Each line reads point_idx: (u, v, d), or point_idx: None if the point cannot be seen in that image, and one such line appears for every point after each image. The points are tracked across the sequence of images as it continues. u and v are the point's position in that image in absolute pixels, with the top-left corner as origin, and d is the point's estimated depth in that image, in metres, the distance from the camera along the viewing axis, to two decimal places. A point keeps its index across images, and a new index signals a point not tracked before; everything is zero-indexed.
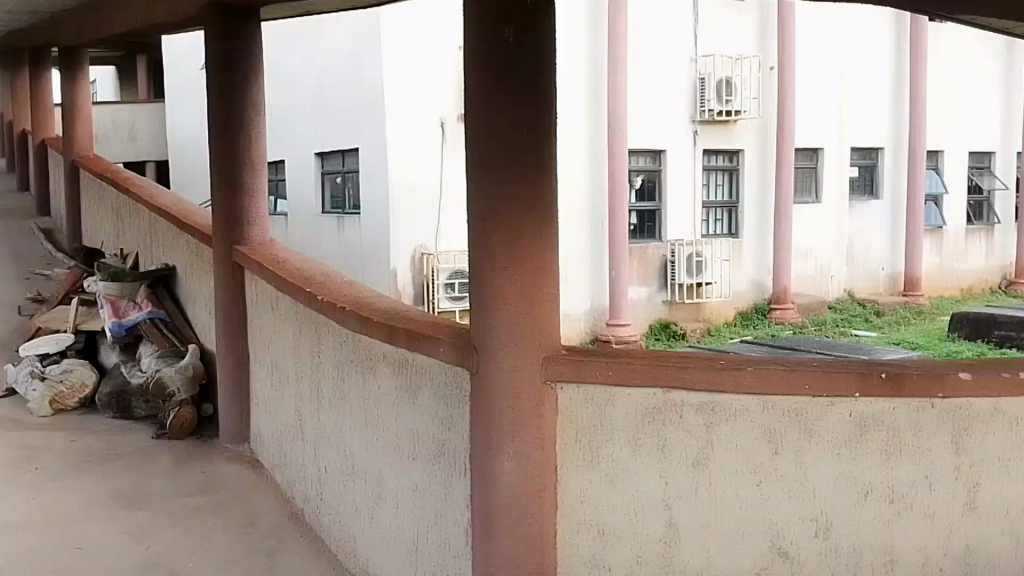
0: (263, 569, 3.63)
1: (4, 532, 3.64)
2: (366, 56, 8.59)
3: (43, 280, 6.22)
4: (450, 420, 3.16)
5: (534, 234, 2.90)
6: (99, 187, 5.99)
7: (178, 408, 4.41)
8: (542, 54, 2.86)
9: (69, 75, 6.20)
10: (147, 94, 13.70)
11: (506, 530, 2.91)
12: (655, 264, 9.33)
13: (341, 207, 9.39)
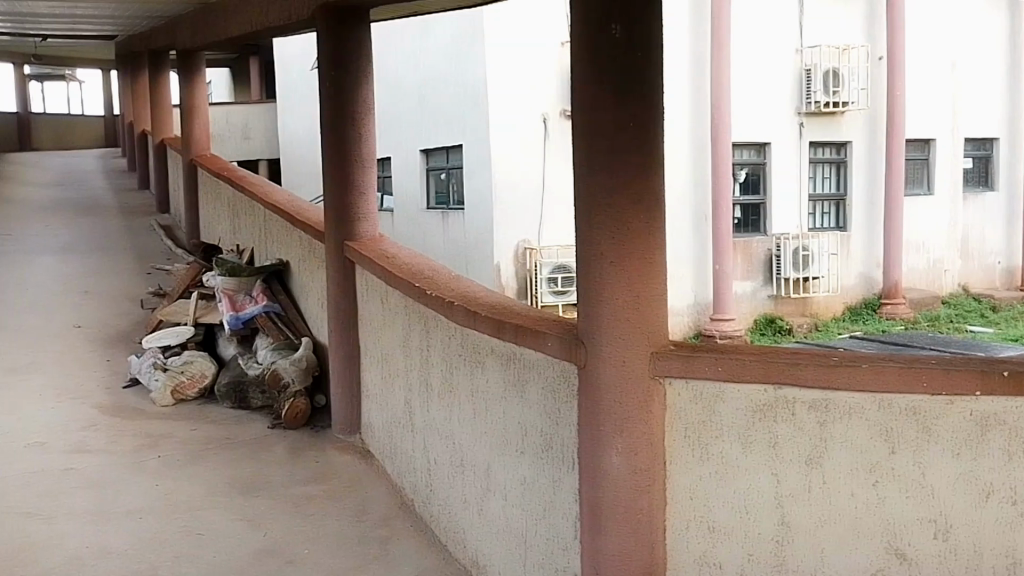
0: (376, 558, 3.69)
1: (132, 517, 3.80)
2: (468, 53, 8.71)
3: (162, 274, 6.53)
4: (558, 415, 3.04)
5: (642, 230, 2.71)
6: (216, 185, 6.31)
7: (292, 399, 4.53)
8: (650, 48, 2.68)
9: (187, 76, 6.51)
10: (260, 94, 14.58)
11: (616, 525, 2.74)
12: (760, 258, 9.13)
13: (445, 202, 9.59)
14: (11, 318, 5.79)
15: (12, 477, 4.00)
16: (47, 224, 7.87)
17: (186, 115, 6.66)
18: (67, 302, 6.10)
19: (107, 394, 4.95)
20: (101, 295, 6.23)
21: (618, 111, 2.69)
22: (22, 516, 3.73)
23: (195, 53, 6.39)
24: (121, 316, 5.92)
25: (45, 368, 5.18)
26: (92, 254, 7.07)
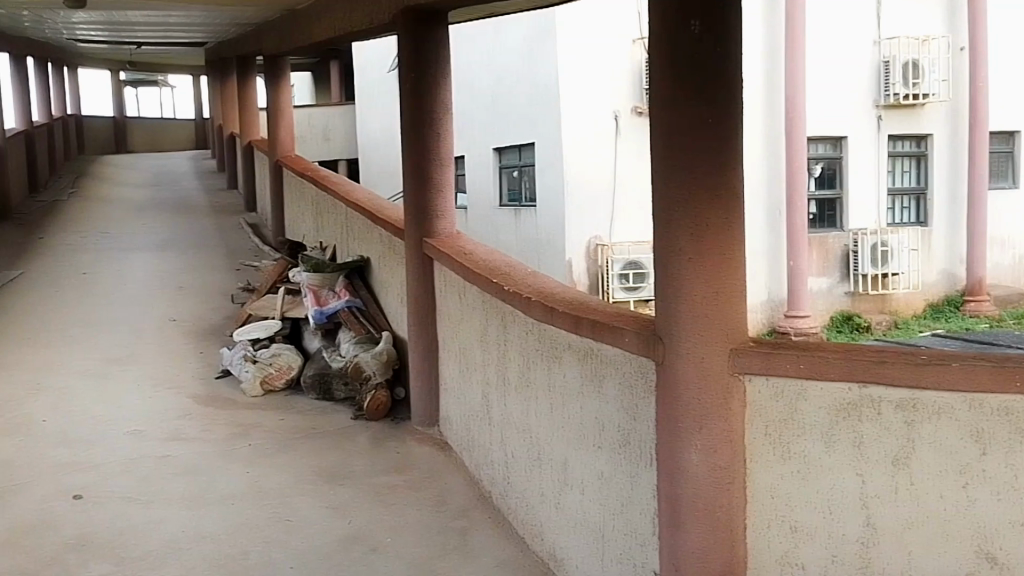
0: (457, 548, 3.76)
1: (224, 501, 3.97)
2: (541, 52, 8.78)
3: (252, 271, 7.05)
4: (636, 410, 2.95)
5: (721, 224, 2.55)
6: (302, 186, 6.66)
7: (374, 391, 4.70)
8: (729, 41, 2.51)
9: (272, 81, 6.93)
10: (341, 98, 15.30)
11: (696, 523, 2.59)
12: (836, 255, 8.84)
13: (517, 200, 9.71)
14: (112, 312, 6.19)
15: (116, 461, 4.25)
16: (142, 225, 8.49)
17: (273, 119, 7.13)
18: (162, 297, 6.49)
19: (200, 383, 5.20)
20: (194, 291, 6.61)
21: (697, 97, 2.52)
22: (124, 498, 3.95)
23: (281, 59, 6.76)
24: (213, 310, 6.26)
25: (143, 358, 5.49)
26: (185, 254, 7.53)
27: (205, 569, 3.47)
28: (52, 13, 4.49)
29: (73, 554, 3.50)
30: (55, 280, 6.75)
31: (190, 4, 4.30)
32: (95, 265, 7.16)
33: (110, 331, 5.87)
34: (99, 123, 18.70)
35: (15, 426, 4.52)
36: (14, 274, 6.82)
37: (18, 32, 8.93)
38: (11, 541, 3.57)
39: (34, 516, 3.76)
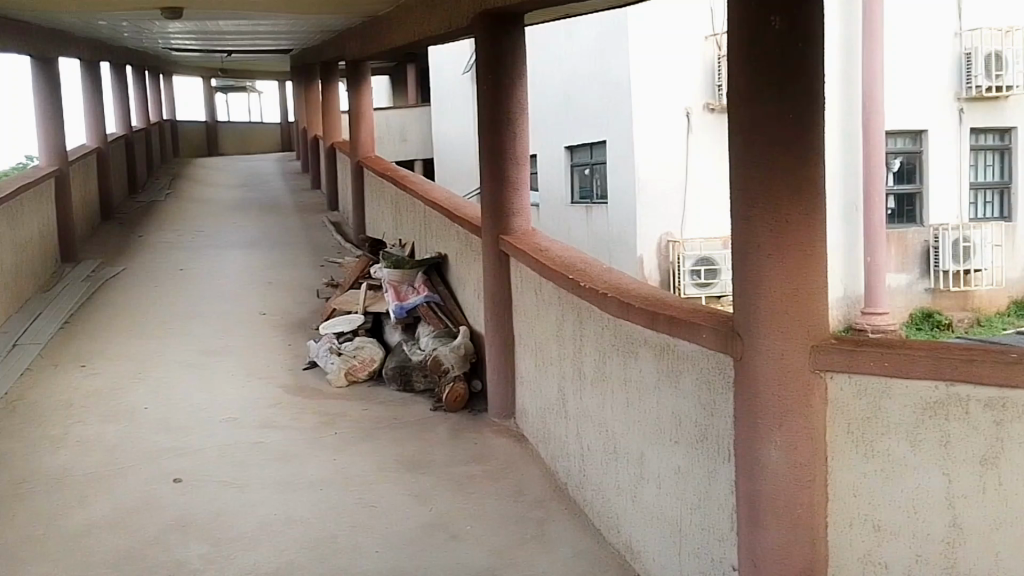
0: (534, 538, 3.84)
1: (313, 487, 4.16)
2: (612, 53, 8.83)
3: (335, 267, 7.35)
4: (714, 406, 2.92)
5: (801, 221, 2.49)
6: (381, 186, 6.94)
7: (452, 383, 4.84)
8: (811, 34, 2.43)
9: (355, 85, 7.26)
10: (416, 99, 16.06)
11: (775, 520, 2.55)
12: (916, 251, 8.55)
13: (589, 197, 9.78)
14: (205, 305, 6.55)
15: (212, 446, 4.50)
16: (224, 224, 8.96)
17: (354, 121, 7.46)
18: (252, 292, 6.83)
19: (289, 374, 5.44)
20: (279, 285, 6.94)
21: (776, 88, 2.46)
22: (219, 482, 4.17)
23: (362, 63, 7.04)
24: (300, 304, 6.55)
25: (236, 349, 5.79)
26: (270, 250, 7.92)
27: (296, 551, 3.65)
28: (149, 24, 4.77)
29: (174, 534, 3.74)
30: (154, 275, 7.20)
31: (281, 13, 4.54)
32: (191, 261, 7.60)
33: (203, 323, 6.21)
34: (193, 129, 19.81)
35: (121, 412, 4.85)
36: (118, 269, 7.31)
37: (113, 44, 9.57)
38: (122, 519, 3.84)
39: (141, 496, 4.03)
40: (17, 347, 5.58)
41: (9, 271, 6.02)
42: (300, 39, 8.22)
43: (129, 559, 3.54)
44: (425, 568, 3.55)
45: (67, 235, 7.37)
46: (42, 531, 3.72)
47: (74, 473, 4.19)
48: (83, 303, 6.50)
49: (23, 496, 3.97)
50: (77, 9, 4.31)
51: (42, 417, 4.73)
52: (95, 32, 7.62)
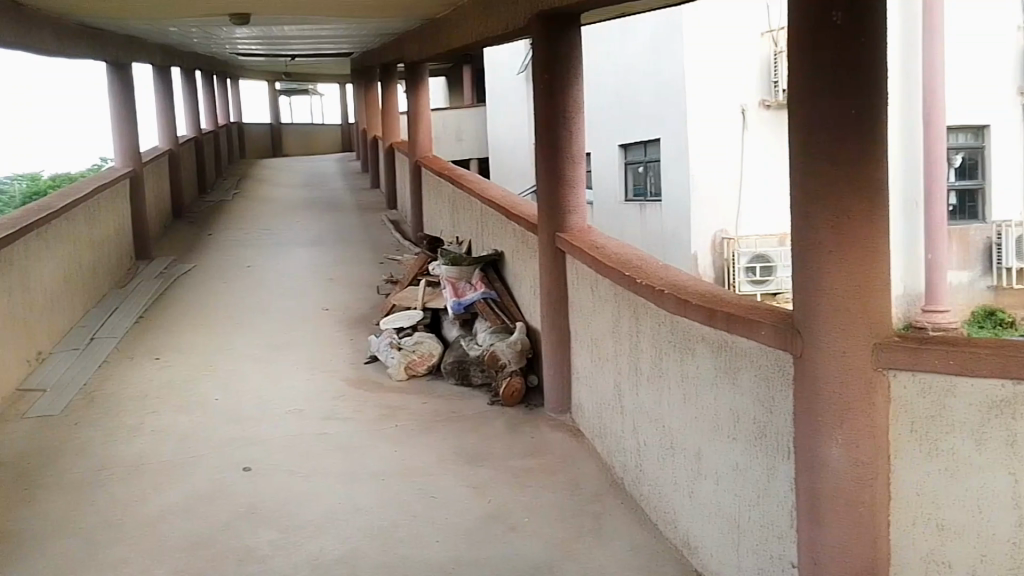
0: (591, 531, 3.89)
1: (374, 477, 4.28)
2: (666, 52, 9.01)
3: (394, 264, 7.62)
4: (773, 402, 2.86)
5: (863, 218, 2.42)
6: (438, 186, 7.17)
7: (509, 378, 4.95)
8: (874, 28, 2.35)
9: (414, 87, 7.47)
10: (474, 100, 17.10)
11: (836, 519, 2.52)
12: (978, 247, 8.32)
13: (643, 194, 9.96)
14: (270, 301, 6.82)
15: (278, 437, 4.67)
16: (281, 224, 9.31)
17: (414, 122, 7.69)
18: (314, 289, 7.08)
19: (351, 368, 5.63)
20: (340, 283, 7.21)
21: (837, 80, 2.38)
22: (285, 471, 4.32)
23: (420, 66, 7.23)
24: (362, 301, 6.78)
25: (300, 343, 6.02)
26: (329, 249, 8.23)
27: (359, 539, 3.76)
28: (216, 30, 4.95)
29: (243, 522, 3.88)
30: (221, 272, 7.53)
31: (344, 18, 4.70)
32: (257, 259, 7.93)
33: (268, 319, 6.46)
34: (258, 131, 20.75)
35: (193, 403, 5.07)
36: (189, 266, 7.65)
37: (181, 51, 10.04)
38: (194, 505, 4.01)
39: (212, 483, 4.20)
40: (96, 340, 5.89)
41: (87, 268, 6.36)
42: (359, 43, 8.46)
43: (201, 544, 3.69)
44: (484, 558, 3.63)
45: (142, 234, 7.77)
46: (120, 516, 3.91)
47: (149, 460, 4.40)
48: (156, 299, 6.83)
49: (104, 481, 4.19)
50: (146, 17, 4.50)
51: (120, 407, 4.98)
52: (163, 39, 7.97)
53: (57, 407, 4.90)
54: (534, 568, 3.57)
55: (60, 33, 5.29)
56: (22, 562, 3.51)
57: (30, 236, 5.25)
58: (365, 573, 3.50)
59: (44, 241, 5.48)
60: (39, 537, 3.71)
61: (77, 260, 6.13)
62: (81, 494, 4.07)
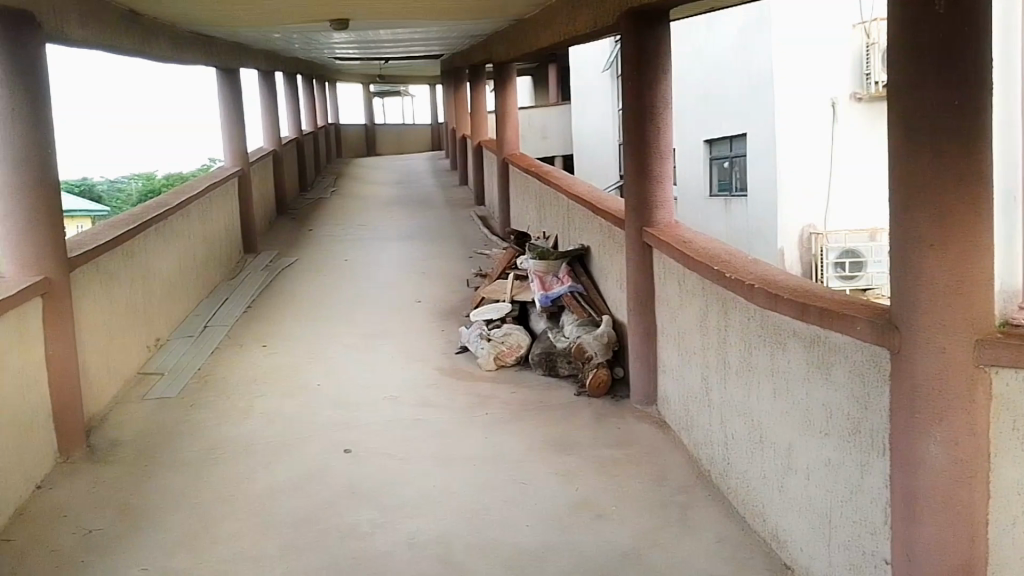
0: (679, 522, 3.94)
1: (466, 462, 4.47)
2: (754, 49, 9.86)
3: (482, 258, 8.08)
4: (869, 399, 2.81)
5: (968, 212, 2.38)
6: (526, 182, 7.56)
7: (596, 369, 5.10)
8: (980, 16, 2.30)
9: (501, 86, 8.12)
10: (558, 97, 18.66)
11: (935, 515, 2.51)
12: None
13: (728, 189, 11.01)
14: (365, 294, 7.24)
15: (374, 422, 4.91)
16: (368, 222, 9.89)
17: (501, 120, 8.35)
18: (407, 282, 7.51)
19: (443, 357, 5.90)
20: (432, 277, 7.63)
21: (941, 67, 2.35)
22: (383, 455, 4.55)
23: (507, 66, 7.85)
24: (453, 294, 7.13)
25: (395, 333, 6.36)
26: (419, 244, 8.73)
27: (454, 521, 3.93)
28: (314, 36, 5.23)
29: (345, 501, 4.11)
30: (320, 265, 8.07)
31: (437, 20, 4.90)
32: (353, 253, 8.47)
33: (363, 310, 6.86)
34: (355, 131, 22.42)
35: (298, 387, 5.41)
36: (291, 261, 8.23)
37: (286, 57, 10.79)
38: (299, 484, 4.27)
39: (316, 463, 4.47)
40: (208, 328, 6.41)
41: (200, 262, 6.95)
42: (449, 44, 8.85)
43: (307, 520, 3.94)
44: (573, 544, 3.74)
45: (248, 229, 8.41)
46: (232, 491, 4.20)
47: (258, 440, 4.71)
48: (263, 290, 7.39)
49: (218, 458, 4.52)
50: (244, 24, 4.81)
51: (231, 390, 5.38)
52: (266, 45, 8.52)
53: (174, 391, 5.35)
54: (623, 555, 3.66)
55: (155, 35, 5.69)
56: (148, 532, 3.84)
57: (150, 232, 5.80)
58: (461, 553, 3.67)
59: (161, 236, 6.04)
60: (163, 508, 4.06)
61: (190, 254, 6.71)
62: (199, 470, 4.40)
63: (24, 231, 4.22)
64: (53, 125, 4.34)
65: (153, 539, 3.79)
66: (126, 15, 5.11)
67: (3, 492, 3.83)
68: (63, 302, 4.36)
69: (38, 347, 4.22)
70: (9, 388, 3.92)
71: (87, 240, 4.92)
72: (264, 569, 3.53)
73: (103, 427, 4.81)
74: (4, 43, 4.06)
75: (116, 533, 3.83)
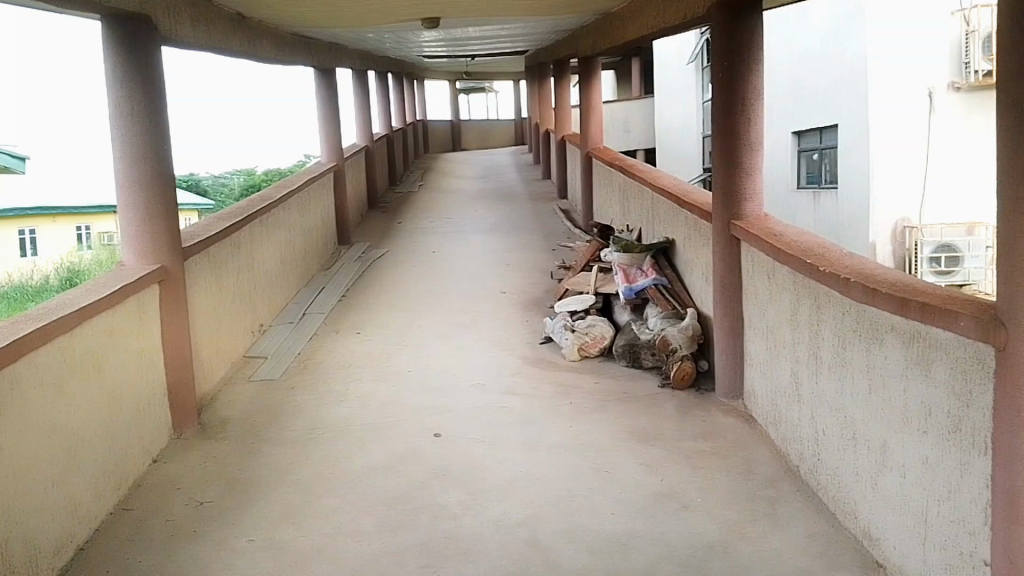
0: (766, 515, 3.90)
1: (552, 450, 4.58)
2: (846, 38, 9.90)
3: (565, 251, 8.41)
4: (969, 396, 2.71)
5: None
6: (612, 177, 7.81)
7: (680, 361, 5.18)
8: None
9: (586, 80, 8.53)
10: (640, 91, 19.08)
11: None
12: None
13: (817, 181, 11.00)
14: (450, 287, 7.57)
15: (462, 409, 5.11)
16: (452, 217, 10.36)
17: (584, 113, 8.75)
18: (491, 275, 7.84)
19: (528, 347, 6.12)
20: (517, 269, 7.97)
21: None
22: (471, 440, 4.71)
23: (591, 60, 8.22)
24: (537, 286, 7.41)
25: (482, 324, 6.64)
26: (503, 238, 9.10)
27: (540, 506, 4.02)
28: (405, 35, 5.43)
29: (436, 483, 4.27)
30: (408, 258, 8.51)
31: (528, 19, 5.08)
32: (440, 246, 8.90)
33: (449, 302, 7.17)
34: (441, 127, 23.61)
35: (390, 373, 5.69)
36: (381, 253, 8.75)
37: (379, 57, 11.40)
38: (390, 466, 4.45)
39: (408, 445, 4.67)
40: (306, 316, 6.87)
41: (299, 254, 7.51)
42: (534, 39, 9.13)
43: (399, 499, 4.11)
44: (657, 533, 3.77)
45: (343, 222, 9.02)
46: (329, 470, 4.43)
47: (353, 422, 4.96)
48: (356, 280, 7.88)
49: (316, 438, 4.78)
50: (343, 24, 5.00)
51: (327, 374, 5.71)
52: (359, 45, 8.95)
53: (277, 372, 5.73)
54: (709, 545, 3.66)
55: (259, 37, 6.04)
56: (251, 506, 4.08)
57: (255, 223, 6.29)
58: (547, 537, 3.75)
59: (265, 228, 6.54)
60: (267, 482, 4.32)
61: (289, 246, 7.22)
62: (299, 448, 4.67)
63: (141, 223, 4.56)
64: (165, 122, 4.63)
65: (257, 512, 4.03)
66: (232, 18, 5.44)
67: (123, 465, 4.19)
68: (176, 289, 4.73)
69: (154, 330, 4.60)
70: (127, 367, 4.29)
71: (198, 231, 5.32)
72: (362, 544, 3.71)
73: (212, 406, 5.20)
74: (124, 45, 4.35)
75: (224, 505, 4.10)
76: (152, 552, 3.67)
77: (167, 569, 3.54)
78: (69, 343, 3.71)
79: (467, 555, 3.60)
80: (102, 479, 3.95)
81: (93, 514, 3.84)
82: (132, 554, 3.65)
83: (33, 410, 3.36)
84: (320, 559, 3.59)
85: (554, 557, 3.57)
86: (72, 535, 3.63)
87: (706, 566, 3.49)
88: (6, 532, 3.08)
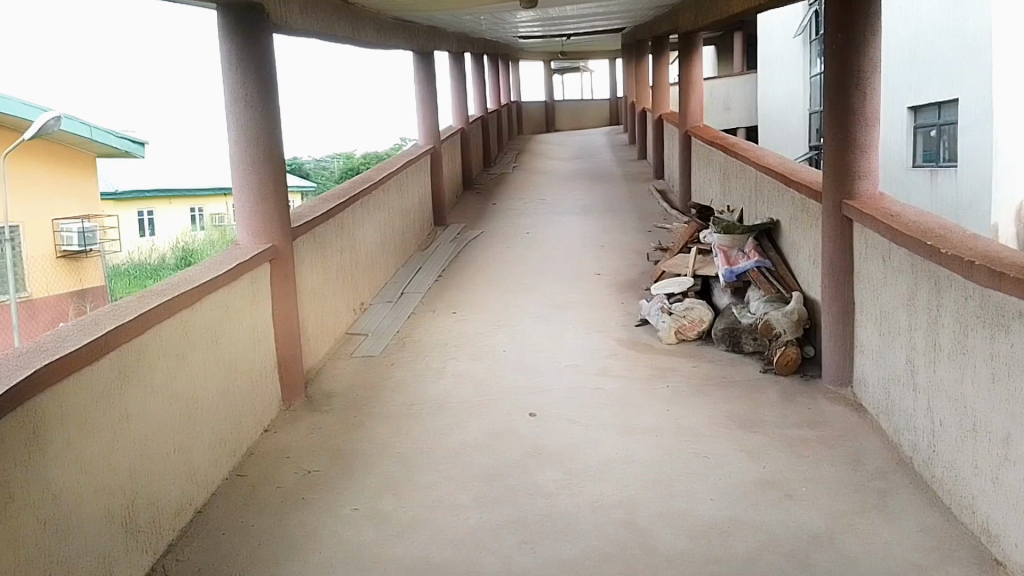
0: (877, 508, 3.69)
1: (648, 432, 4.57)
2: (969, 5, 9.32)
3: (662, 232, 8.47)
4: None
5: None
6: (715, 155, 7.77)
7: (784, 347, 5.11)
8: None
9: (684, 58, 8.67)
10: (743, 67, 18.80)
11: None
12: None
13: (934, 159, 10.47)
14: (544, 268, 7.72)
15: (557, 389, 5.19)
16: (550, 197, 10.61)
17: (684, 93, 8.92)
18: (586, 256, 7.96)
19: (623, 329, 6.20)
20: (614, 249, 8.07)
21: None
22: (566, 420, 4.77)
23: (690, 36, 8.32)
24: (635, 268, 7.48)
25: (576, 305, 6.73)
26: (602, 219, 9.22)
27: (636, 489, 3.97)
28: (506, 7, 5.44)
29: (531, 462, 4.31)
30: (505, 239, 8.71)
31: None
32: (535, 228, 9.04)
33: (547, 282, 7.32)
34: (535, 108, 24.26)
35: (484, 351, 5.88)
36: (475, 234, 8.96)
37: (477, 39, 11.68)
38: (487, 443, 4.54)
39: (504, 424, 4.76)
40: (405, 294, 7.15)
41: (398, 235, 7.88)
42: (631, 16, 9.10)
43: (497, 476, 4.17)
44: (758, 522, 3.62)
45: (440, 205, 9.36)
46: (427, 444, 4.56)
47: (451, 399, 5.12)
48: (451, 260, 8.11)
49: (415, 414, 4.95)
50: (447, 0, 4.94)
51: (425, 351, 5.95)
52: (456, 27, 9.10)
53: (378, 348, 6.03)
54: (815, 536, 3.49)
55: (364, 22, 6.23)
56: (355, 478, 4.22)
57: (358, 205, 6.63)
58: (644, 520, 3.69)
59: (367, 209, 6.86)
60: (371, 455, 4.47)
61: (388, 226, 7.53)
62: (397, 424, 4.82)
63: (252, 204, 4.80)
64: (275, 106, 4.81)
65: (358, 483, 4.17)
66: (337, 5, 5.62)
67: (237, 434, 4.43)
68: (285, 267, 4.99)
69: (267, 306, 4.87)
70: (242, 341, 4.53)
71: (307, 212, 5.64)
72: (460, 518, 3.78)
73: (318, 379, 5.50)
74: (238, 33, 4.55)
75: (328, 474, 4.27)
76: (261, 518, 3.85)
77: (276, 534, 3.71)
78: (189, 318, 3.92)
79: (561, 533, 3.60)
80: (217, 446, 4.18)
81: (210, 480, 4.07)
82: (244, 518, 3.85)
83: (156, 381, 3.57)
84: (420, 530, 3.69)
85: (653, 541, 3.51)
86: (191, 498, 3.86)
87: (811, 555, 3.34)
88: (132, 493, 3.31)
